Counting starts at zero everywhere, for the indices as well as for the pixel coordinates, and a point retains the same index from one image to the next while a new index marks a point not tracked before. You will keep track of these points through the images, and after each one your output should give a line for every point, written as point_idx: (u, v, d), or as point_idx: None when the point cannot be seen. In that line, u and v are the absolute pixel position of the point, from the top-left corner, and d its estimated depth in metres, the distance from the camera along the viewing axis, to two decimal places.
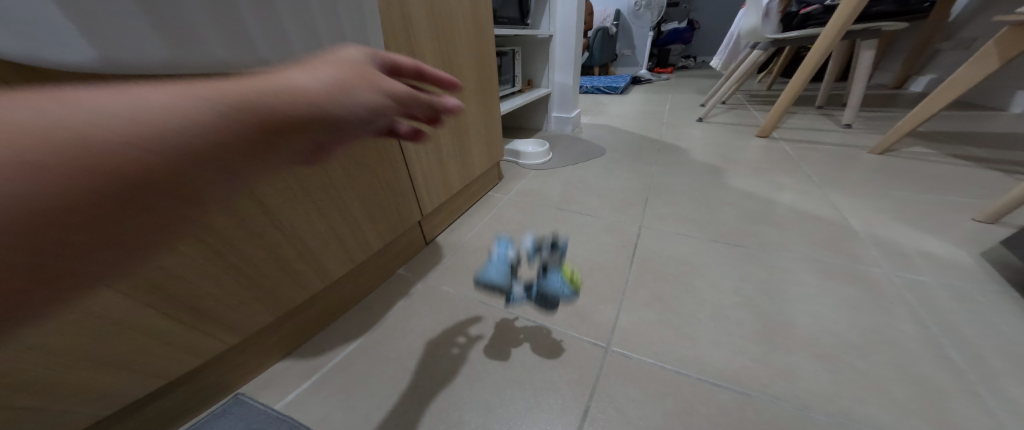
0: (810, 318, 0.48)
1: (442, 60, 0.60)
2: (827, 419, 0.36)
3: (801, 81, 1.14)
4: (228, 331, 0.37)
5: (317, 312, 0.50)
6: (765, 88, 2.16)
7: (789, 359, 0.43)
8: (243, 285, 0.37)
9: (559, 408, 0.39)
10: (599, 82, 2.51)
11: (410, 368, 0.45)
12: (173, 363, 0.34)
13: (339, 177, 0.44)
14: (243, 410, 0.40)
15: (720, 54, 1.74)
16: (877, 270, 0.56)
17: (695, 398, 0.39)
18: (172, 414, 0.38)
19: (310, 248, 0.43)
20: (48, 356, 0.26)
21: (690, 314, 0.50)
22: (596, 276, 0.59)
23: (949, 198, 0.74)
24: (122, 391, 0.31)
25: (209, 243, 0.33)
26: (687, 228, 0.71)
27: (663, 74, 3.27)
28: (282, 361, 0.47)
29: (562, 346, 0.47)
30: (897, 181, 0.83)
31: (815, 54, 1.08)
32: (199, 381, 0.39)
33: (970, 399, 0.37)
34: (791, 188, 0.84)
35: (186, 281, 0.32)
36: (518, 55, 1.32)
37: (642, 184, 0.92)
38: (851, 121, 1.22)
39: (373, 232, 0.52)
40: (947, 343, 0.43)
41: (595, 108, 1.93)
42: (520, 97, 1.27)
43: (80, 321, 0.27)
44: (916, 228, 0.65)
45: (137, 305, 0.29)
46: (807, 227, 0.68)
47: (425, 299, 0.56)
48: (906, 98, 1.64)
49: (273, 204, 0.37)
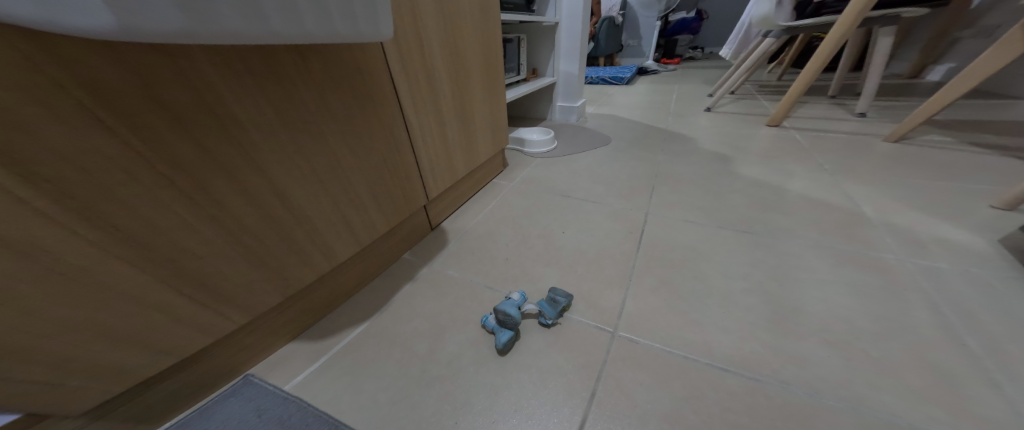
0: (820, 304, 0.48)
1: (448, 44, 0.59)
2: (838, 404, 0.36)
3: (814, 70, 1.12)
4: (238, 310, 0.37)
5: (323, 295, 0.50)
6: (774, 79, 2.13)
7: (799, 345, 0.43)
8: (253, 265, 0.37)
9: (566, 391, 0.39)
10: (604, 72, 2.47)
11: (418, 351, 0.45)
12: (183, 341, 0.34)
13: (345, 158, 0.44)
14: (252, 391, 0.41)
15: (729, 43, 1.71)
16: (890, 257, 0.55)
17: (703, 382, 0.39)
18: (185, 394, 0.38)
19: (317, 229, 0.42)
20: (64, 328, 0.26)
21: (698, 300, 0.50)
22: (602, 262, 0.59)
23: (965, 186, 0.72)
24: (135, 369, 0.31)
25: (219, 220, 0.33)
26: (694, 215, 0.70)
27: (670, 64, 3.22)
28: (290, 344, 0.47)
29: (569, 330, 0.47)
30: (911, 169, 0.81)
31: (829, 42, 1.06)
32: (210, 361, 0.39)
33: (986, 386, 0.36)
34: (801, 176, 0.82)
35: (197, 257, 0.32)
36: (523, 42, 1.30)
37: (649, 172, 0.91)
38: (864, 110, 1.20)
39: (379, 215, 0.52)
40: (963, 330, 0.42)
41: (600, 98, 1.91)
42: (525, 85, 1.25)
43: (95, 295, 0.27)
44: (930, 215, 0.64)
45: (149, 280, 0.29)
46: (818, 215, 0.67)
47: (431, 284, 0.56)
48: (921, 87, 1.60)
49: (280, 182, 0.37)
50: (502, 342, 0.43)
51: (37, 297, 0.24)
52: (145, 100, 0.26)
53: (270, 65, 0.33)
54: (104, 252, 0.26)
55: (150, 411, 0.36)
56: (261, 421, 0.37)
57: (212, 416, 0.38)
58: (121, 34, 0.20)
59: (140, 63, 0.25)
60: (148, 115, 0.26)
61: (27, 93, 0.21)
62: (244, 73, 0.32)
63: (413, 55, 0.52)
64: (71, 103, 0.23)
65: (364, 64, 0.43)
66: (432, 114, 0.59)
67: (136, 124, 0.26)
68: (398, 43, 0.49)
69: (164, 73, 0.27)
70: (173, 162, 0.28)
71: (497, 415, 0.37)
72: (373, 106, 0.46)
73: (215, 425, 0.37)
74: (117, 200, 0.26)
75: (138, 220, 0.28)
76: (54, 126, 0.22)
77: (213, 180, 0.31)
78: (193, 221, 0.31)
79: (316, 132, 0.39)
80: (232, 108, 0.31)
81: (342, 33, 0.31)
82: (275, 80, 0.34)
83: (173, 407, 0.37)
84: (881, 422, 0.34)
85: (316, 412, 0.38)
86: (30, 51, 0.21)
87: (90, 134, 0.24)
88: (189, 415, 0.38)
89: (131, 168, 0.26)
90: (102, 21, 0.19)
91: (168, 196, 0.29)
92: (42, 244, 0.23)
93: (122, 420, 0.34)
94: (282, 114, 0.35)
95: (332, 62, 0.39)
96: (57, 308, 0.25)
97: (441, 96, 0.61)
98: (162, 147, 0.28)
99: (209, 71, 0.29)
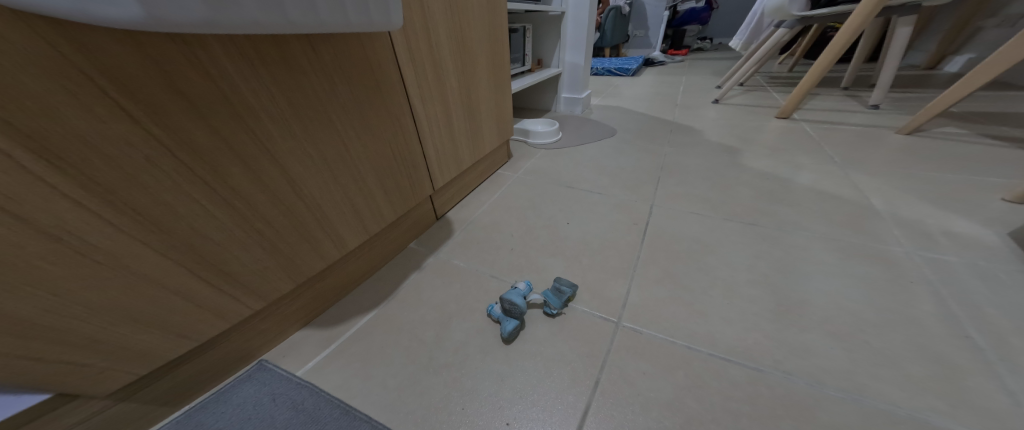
0: (825, 296, 0.48)
1: (455, 34, 0.59)
2: (839, 395, 0.37)
3: (828, 60, 1.09)
4: (252, 296, 0.38)
5: (333, 283, 0.51)
6: (785, 71, 2.08)
7: (802, 337, 0.43)
8: (266, 251, 0.37)
9: (570, 378, 0.40)
10: (611, 64, 2.44)
11: (424, 339, 0.46)
12: (201, 325, 0.35)
13: (354, 147, 0.44)
14: (266, 376, 0.42)
15: (740, 33, 1.67)
16: (897, 250, 0.54)
17: (705, 372, 0.40)
18: (203, 377, 0.39)
19: (328, 216, 0.43)
20: (92, 309, 0.27)
21: (702, 292, 0.50)
22: (607, 253, 0.59)
23: (977, 179, 0.71)
24: (156, 352, 0.32)
25: (235, 206, 0.33)
26: (700, 207, 0.70)
27: (678, 55, 3.17)
28: (302, 330, 0.48)
29: (573, 320, 0.48)
30: (922, 162, 0.80)
31: (845, 32, 1.03)
32: (226, 345, 0.40)
33: (987, 377, 0.37)
34: (810, 168, 0.81)
35: (214, 243, 0.33)
36: (529, 32, 1.28)
37: (655, 163, 0.91)
38: (878, 102, 1.18)
39: (386, 203, 0.52)
40: (968, 323, 0.42)
41: (607, 89, 1.88)
42: (530, 77, 1.24)
43: (119, 278, 0.28)
44: (940, 208, 0.63)
45: (170, 264, 0.30)
46: (825, 207, 0.66)
47: (438, 273, 0.57)
48: (938, 78, 1.56)
49: (293, 170, 0.37)
50: (508, 331, 0.44)
51: (67, 278, 0.25)
52: (164, 88, 0.27)
53: (281, 54, 0.34)
54: (127, 236, 0.27)
55: (171, 393, 0.37)
56: (275, 406, 0.38)
57: (228, 400, 0.39)
58: (149, 23, 0.21)
59: (158, 51, 0.26)
60: (166, 103, 0.27)
61: (52, 81, 0.22)
62: (256, 62, 0.32)
63: (420, 44, 0.52)
64: (95, 91, 0.24)
65: (371, 52, 0.43)
66: (439, 104, 0.59)
67: (155, 112, 0.27)
68: (406, 32, 0.48)
69: (182, 62, 0.27)
70: (190, 148, 0.29)
71: (503, 400, 0.38)
72: (381, 95, 0.46)
73: (232, 408, 0.38)
74: (139, 185, 0.27)
75: (159, 206, 0.28)
76: (78, 112, 0.23)
77: (228, 167, 0.32)
78: (210, 207, 0.32)
79: (325, 121, 0.40)
80: (245, 95, 0.32)
81: (354, 22, 0.31)
82: (286, 68, 0.34)
83: (193, 389, 0.39)
84: (882, 412, 0.35)
85: (327, 397, 0.39)
86: (55, 40, 0.22)
87: (113, 121, 0.25)
88: (206, 399, 0.39)
89: (151, 154, 0.27)
90: (132, 12, 0.20)
91: (186, 183, 0.30)
92: (69, 227, 0.24)
93: (145, 401, 0.35)
94: (293, 102, 0.36)
95: (341, 50, 0.39)
96: (85, 290, 0.26)
97: (448, 86, 0.61)
98: (180, 134, 0.28)
99: (222, 59, 0.30)
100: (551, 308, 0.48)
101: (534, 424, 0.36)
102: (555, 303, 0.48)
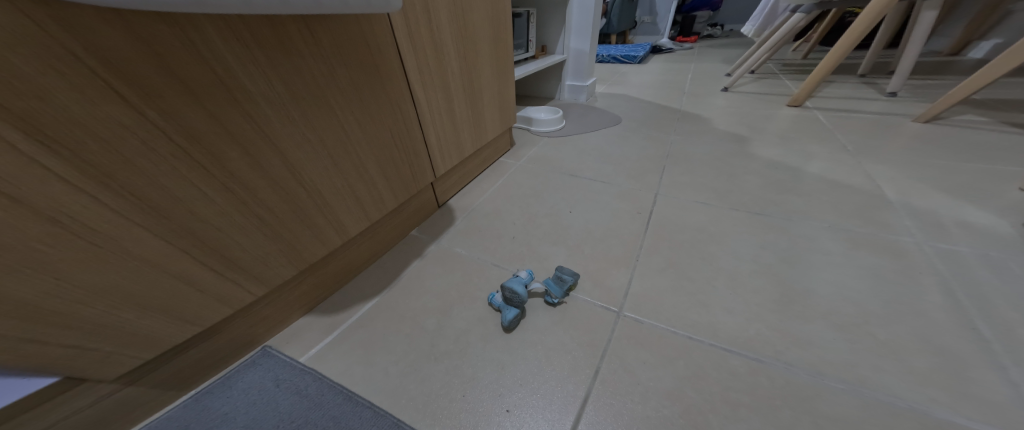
0: (830, 287, 0.47)
1: (456, 18, 0.57)
2: (839, 386, 0.36)
3: (846, 46, 1.04)
4: (254, 281, 0.38)
5: (335, 270, 0.51)
6: (798, 58, 2.02)
7: (807, 328, 0.42)
8: (267, 236, 0.38)
9: (570, 367, 0.40)
10: (618, 50, 2.39)
11: (424, 325, 0.46)
12: (204, 310, 0.35)
13: (354, 133, 0.44)
14: (270, 362, 0.43)
15: (753, 18, 1.61)
16: (907, 240, 0.53)
17: (706, 362, 0.40)
18: (207, 362, 0.40)
19: (328, 202, 0.43)
20: (95, 293, 0.27)
21: (705, 282, 0.50)
22: (610, 242, 0.59)
23: (998, 168, 0.69)
24: (161, 337, 0.33)
25: (235, 192, 0.33)
26: (706, 197, 0.68)
27: (687, 42, 3.09)
28: (305, 316, 0.49)
29: (575, 309, 0.47)
30: (940, 150, 0.77)
31: (866, 17, 0.98)
32: (230, 331, 0.41)
33: (992, 369, 0.36)
34: (821, 156, 0.79)
35: (213, 228, 0.33)
36: (533, 17, 1.25)
37: (660, 151, 0.89)
38: (896, 89, 1.14)
39: (387, 190, 0.52)
40: (976, 316, 0.41)
41: (613, 77, 1.84)
42: (533, 63, 1.22)
43: (120, 262, 0.28)
44: (956, 198, 0.61)
45: (170, 248, 0.30)
46: (836, 197, 0.64)
47: (439, 261, 0.57)
48: (961, 65, 1.50)
49: (292, 156, 0.37)
50: (508, 319, 0.44)
51: (70, 262, 0.25)
52: (159, 71, 0.26)
53: (278, 37, 0.33)
54: (128, 221, 0.27)
55: (175, 377, 0.38)
56: (280, 391, 0.39)
57: (233, 385, 0.40)
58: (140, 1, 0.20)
59: (151, 34, 0.25)
60: (161, 86, 0.27)
61: (42, 62, 0.21)
62: (252, 45, 0.31)
63: (421, 30, 0.51)
64: (87, 74, 0.23)
65: (370, 36, 0.42)
66: (439, 90, 0.58)
67: (149, 94, 0.26)
68: (405, 13, 0.47)
69: (177, 45, 0.27)
70: (187, 132, 0.29)
71: (502, 387, 0.39)
72: (381, 81, 0.46)
73: (238, 393, 0.39)
74: (137, 170, 0.27)
75: (157, 190, 0.28)
76: (68, 94, 0.23)
77: (225, 151, 0.32)
78: (210, 192, 0.32)
79: (325, 106, 0.39)
80: (242, 80, 0.31)
81: (352, 4, 0.31)
82: (282, 50, 0.34)
83: (197, 374, 0.39)
84: (883, 404, 0.34)
85: (330, 383, 0.40)
86: (41, 19, 0.21)
87: (108, 105, 0.25)
88: (213, 383, 0.40)
89: (149, 138, 0.27)
90: None
91: (184, 167, 0.29)
92: (67, 210, 0.24)
93: (152, 385, 0.36)
94: (290, 86, 0.35)
95: (338, 32, 0.38)
96: (88, 272, 0.26)
97: (449, 72, 0.59)
98: (176, 118, 0.28)
99: (218, 43, 0.29)
100: (553, 298, 0.48)
101: (534, 412, 0.36)
102: (558, 294, 0.47)
